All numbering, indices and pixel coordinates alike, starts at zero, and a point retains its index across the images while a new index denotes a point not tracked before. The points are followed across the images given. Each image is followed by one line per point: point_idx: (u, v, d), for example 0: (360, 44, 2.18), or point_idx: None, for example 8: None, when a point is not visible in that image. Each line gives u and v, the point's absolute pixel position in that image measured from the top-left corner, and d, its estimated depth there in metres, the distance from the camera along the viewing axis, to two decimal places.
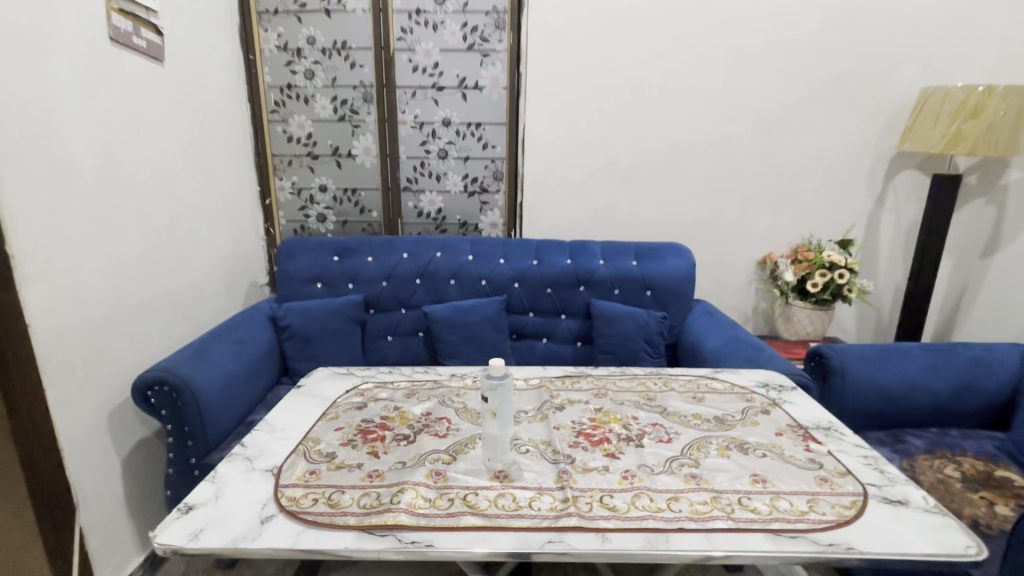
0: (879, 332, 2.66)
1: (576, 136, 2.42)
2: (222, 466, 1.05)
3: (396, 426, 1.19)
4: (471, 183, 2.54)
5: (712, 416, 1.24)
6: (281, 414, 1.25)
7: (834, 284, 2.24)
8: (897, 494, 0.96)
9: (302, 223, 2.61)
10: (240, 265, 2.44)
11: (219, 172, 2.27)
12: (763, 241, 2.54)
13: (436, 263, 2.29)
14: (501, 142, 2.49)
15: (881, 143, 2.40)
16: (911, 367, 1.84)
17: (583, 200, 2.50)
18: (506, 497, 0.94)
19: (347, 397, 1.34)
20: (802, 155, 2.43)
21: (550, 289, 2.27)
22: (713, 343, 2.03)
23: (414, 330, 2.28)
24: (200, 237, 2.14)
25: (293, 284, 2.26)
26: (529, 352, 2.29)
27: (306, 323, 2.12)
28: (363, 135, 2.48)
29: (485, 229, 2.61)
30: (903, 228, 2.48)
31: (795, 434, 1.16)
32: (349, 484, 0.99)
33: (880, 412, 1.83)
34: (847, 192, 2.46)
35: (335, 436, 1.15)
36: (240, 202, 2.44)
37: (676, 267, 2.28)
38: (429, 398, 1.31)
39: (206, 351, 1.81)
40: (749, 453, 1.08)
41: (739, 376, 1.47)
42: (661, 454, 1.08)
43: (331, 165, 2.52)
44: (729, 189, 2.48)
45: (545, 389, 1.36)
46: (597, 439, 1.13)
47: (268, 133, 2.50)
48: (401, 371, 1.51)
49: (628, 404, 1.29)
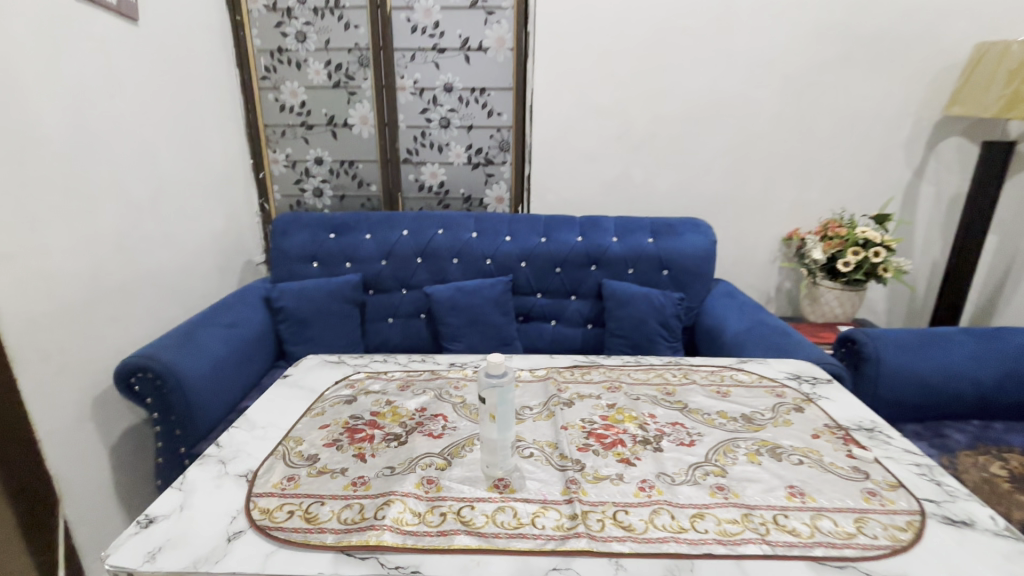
0: (912, 314, 2.49)
1: (588, 101, 2.23)
2: (192, 470, 0.95)
3: (387, 423, 1.08)
4: (475, 154, 2.37)
5: (738, 414, 1.11)
6: (262, 409, 1.14)
7: (868, 262, 2.06)
8: (959, 513, 0.83)
9: (298, 198, 2.47)
10: (234, 243, 2.32)
11: (207, 145, 2.14)
12: (790, 216, 2.36)
13: (437, 240, 2.16)
14: (507, 110, 2.31)
15: (925, 107, 2.18)
16: (953, 355, 1.69)
17: (595, 172, 2.33)
18: (505, 513, 0.83)
19: (336, 389, 1.22)
20: (836, 121, 2.22)
21: (559, 268, 2.13)
22: (734, 327, 1.89)
23: (415, 312, 2.17)
24: (188, 214, 2.02)
25: (288, 263, 2.15)
26: (537, 335, 2.16)
27: (301, 304, 2.00)
28: (359, 103, 2.32)
29: (491, 204, 2.45)
30: (944, 201, 2.28)
31: (835, 437, 1.03)
32: (329, 494, 0.88)
33: (917, 403, 1.69)
34: (885, 163, 2.26)
35: (318, 435, 1.04)
36: (232, 177, 2.31)
37: (695, 245, 2.12)
38: (424, 391, 1.20)
39: (194, 335, 1.71)
40: (784, 460, 0.95)
41: (766, 367, 1.33)
42: (682, 460, 0.95)
43: (326, 136, 2.37)
44: (754, 159, 2.29)
45: (552, 381, 1.23)
46: (609, 442, 1.00)
47: (259, 102, 2.35)
48: (396, 359, 1.39)
49: (644, 399, 1.16)
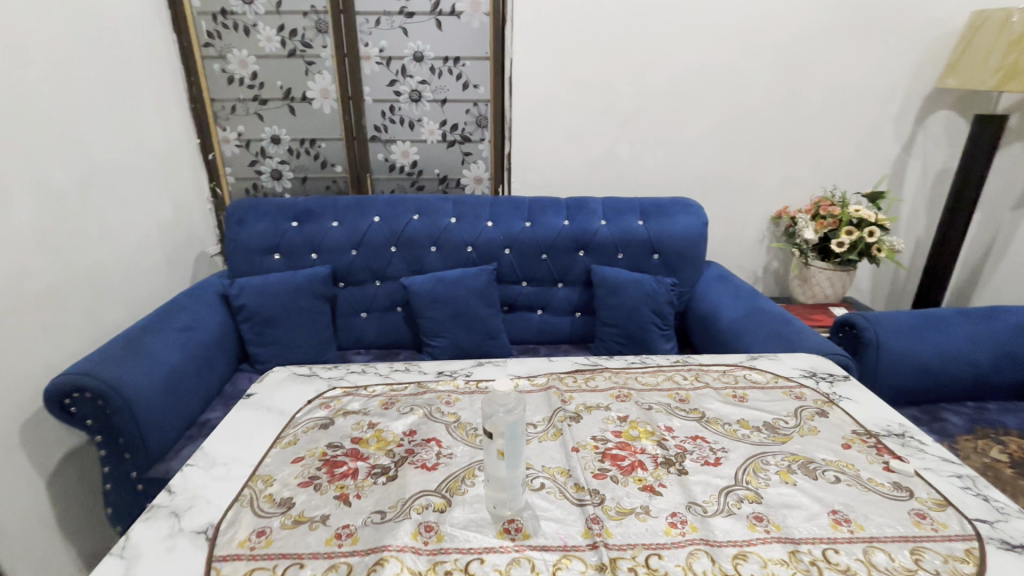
0: (895, 291, 2.48)
1: (572, 72, 2.06)
2: (138, 527, 0.79)
3: (372, 453, 0.94)
4: (450, 131, 2.18)
5: (761, 422, 1.01)
6: (222, 441, 0.98)
7: (862, 242, 2.01)
8: (1016, 536, 0.76)
9: (254, 181, 2.23)
10: (184, 234, 2.08)
11: (144, 123, 1.87)
12: (781, 193, 2.28)
13: (413, 227, 1.98)
14: (484, 82, 2.12)
15: (917, 79, 2.10)
16: (951, 338, 1.65)
17: (579, 150, 2.18)
18: (521, 567, 0.71)
19: (308, 411, 1.07)
20: (829, 94, 2.13)
21: (545, 255, 1.99)
22: (730, 314, 1.81)
23: (392, 305, 2.00)
24: (127, 203, 1.77)
25: (247, 255, 1.93)
26: (523, 326, 2.04)
27: (264, 302, 1.81)
28: (318, 74, 2.08)
29: (469, 184, 2.28)
30: (931, 176, 2.24)
31: (866, 445, 0.95)
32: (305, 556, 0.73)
33: (915, 387, 1.65)
34: (876, 138, 2.19)
35: (291, 473, 0.89)
36: (176, 159, 2.05)
37: (687, 227, 2.01)
38: (411, 410, 1.06)
39: (142, 342, 1.50)
40: (820, 479, 0.86)
41: (779, 364, 1.25)
42: (711, 484, 0.85)
43: (283, 112, 2.13)
44: (745, 135, 2.18)
45: (554, 391, 1.11)
46: (627, 465, 0.89)
47: (203, 72, 2.07)
48: (376, 369, 1.24)
49: (658, 409, 1.05)
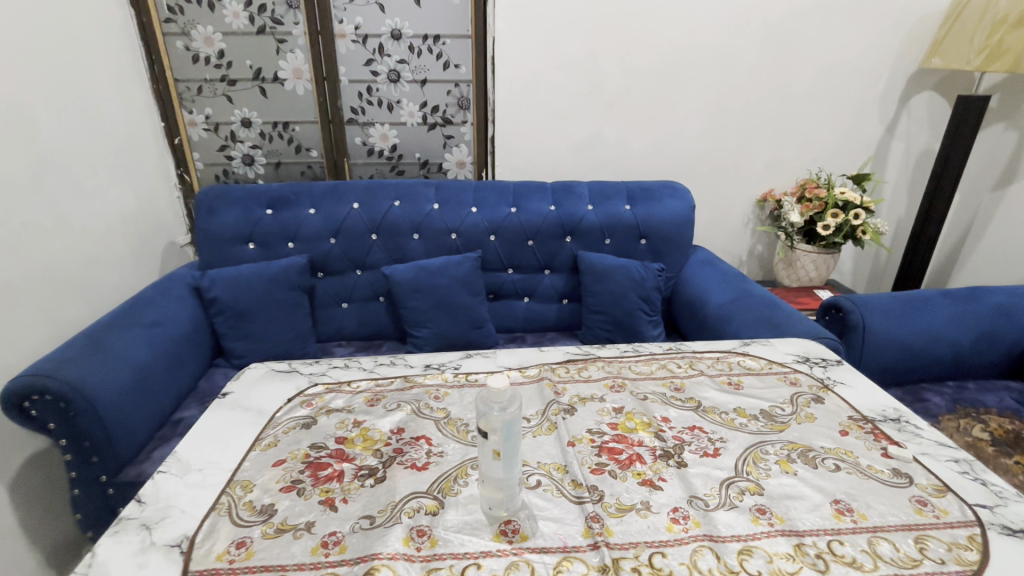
0: (876, 273, 2.50)
1: (557, 51, 1.99)
2: (105, 543, 0.73)
3: (358, 454, 0.89)
4: (431, 113, 2.10)
5: (758, 410, 0.99)
6: (196, 445, 0.92)
7: (848, 225, 2.01)
8: (1017, 521, 0.76)
9: (224, 166, 2.12)
10: (150, 223, 1.97)
11: (101, 104, 1.75)
12: (766, 176, 2.26)
13: (394, 213, 1.91)
14: (466, 61, 2.04)
15: (901, 59, 2.10)
16: (935, 319, 1.66)
17: (564, 132, 2.12)
18: (521, 572, 0.68)
19: (289, 410, 1.01)
20: (815, 75, 2.10)
21: (531, 241, 1.95)
22: (718, 298, 1.80)
23: (373, 295, 1.94)
24: (86, 191, 1.66)
25: (219, 245, 1.84)
26: (509, 314, 2.00)
27: (238, 294, 1.73)
28: (291, 53, 1.98)
29: (451, 169, 2.20)
30: (913, 158, 2.25)
31: (864, 431, 0.94)
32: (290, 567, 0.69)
33: (899, 369, 1.66)
34: (860, 120, 2.19)
35: (273, 477, 0.84)
36: (139, 143, 1.93)
37: (674, 211, 1.99)
38: (398, 406, 1.01)
39: (107, 339, 1.42)
40: (820, 467, 0.85)
41: (772, 350, 1.23)
42: (711, 477, 0.83)
43: (254, 93, 2.02)
44: (731, 118, 2.15)
45: (546, 383, 1.08)
46: (625, 459, 0.86)
47: (164, 50, 1.94)
48: (360, 364, 1.18)
49: (653, 399, 1.02)
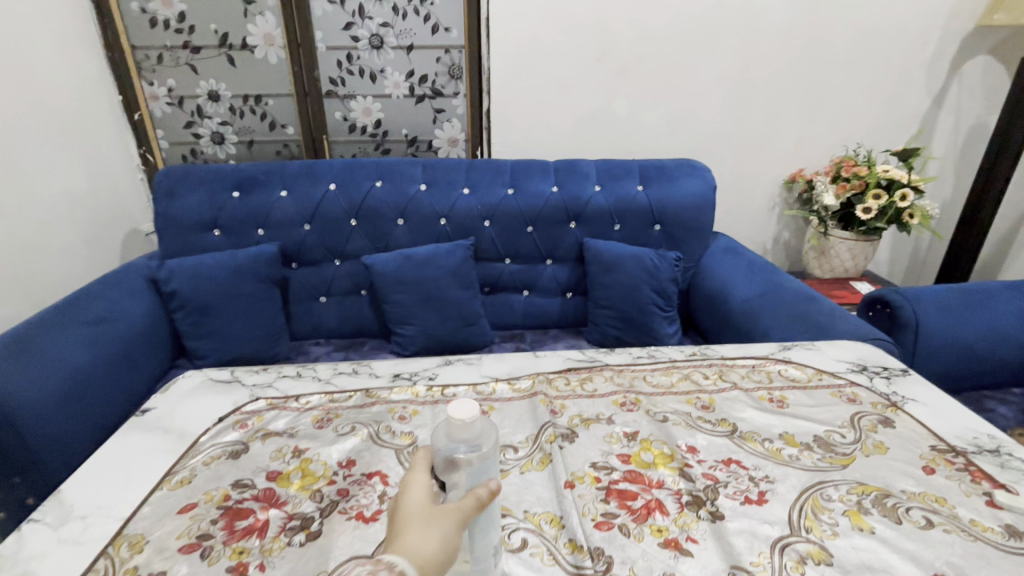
0: (915, 263, 2.25)
1: (560, 12, 1.75)
2: None
3: (292, 497, 0.69)
4: (418, 83, 1.88)
5: (811, 437, 0.77)
6: (88, 481, 0.71)
7: (893, 208, 1.76)
8: None
9: (192, 146, 1.92)
10: (107, 208, 1.77)
11: (42, 71, 1.54)
12: (795, 154, 2.02)
13: (375, 195, 1.69)
14: (457, 24, 1.81)
15: (955, 17, 1.83)
16: (1000, 317, 1.41)
17: (569, 105, 1.89)
18: None
19: (216, 433, 0.81)
20: (855, 38, 1.85)
21: (530, 227, 1.73)
22: (742, 292, 1.57)
23: (354, 288, 1.73)
24: (24, 170, 1.46)
25: (180, 233, 1.64)
26: (507, 309, 1.79)
27: (199, 287, 1.53)
28: (260, 16, 1.76)
29: (442, 147, 1.99)
30: (963, 133, 1.99)
31: (954, 468, 0.71)
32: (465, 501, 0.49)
33: (957, 374, 1.42)
34: (905, 90, 1.93)
35: (174, 530, 0.64)
36: (92, 117, 1.72)
37: (692, 191, 1.75)
38: (352, 430, 0.80)
39: (36, 339, 1.22)
40: (905, 522, 0.63)
41: (819, 356, 1.01)
42: (758, 535, 0.61)
43: (220, 62, 1.81)
44: (758, 88, 1.90)
45: (541, 399, 0.86)
46: (641, 508, 0.65)
47: (117, 12, 1.73)
48: (315, 372, 0.98)
49: (675, 421, 0.80)
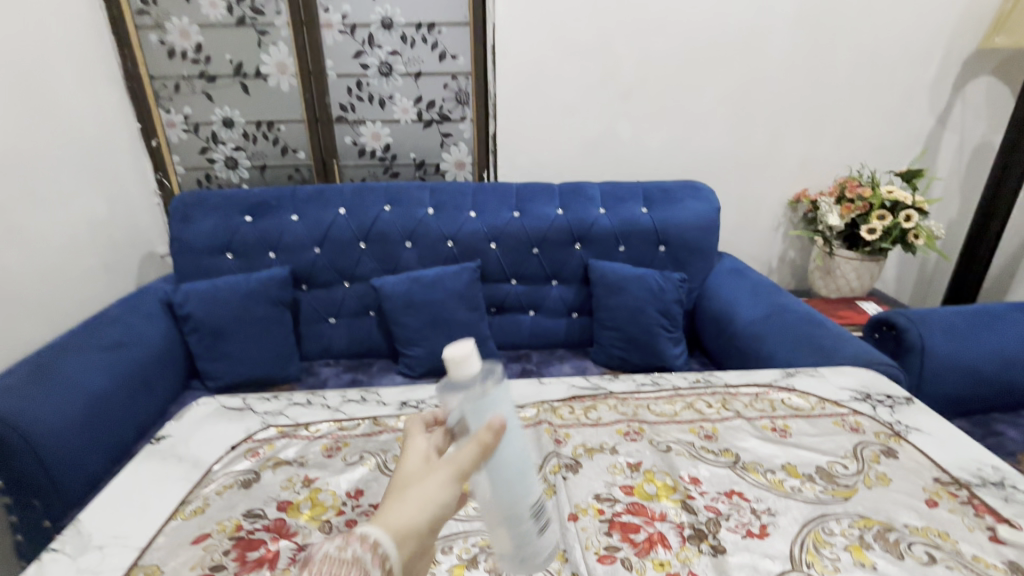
0: (923, 281, 2.24)
1: (564, 39, 1.79)
2: None
3: (302, 527, 0.71)
4: (426, 109, 1.92)
5: (813, 468, 0.78)
6: (106, 510, 0.74)
7: (898, 228, 1.77)
8: None
9: (206, 171, 1.97)
10: (125, 233, 1.82)
11: (66, 103, 1.60)
12: (799, 175, 2.03)
13: (384, 219, 1.73)
14: (463, 51, 1.86)
15: (956, 40, 1.85)
16: (1007, 339, 1.41)
17: (573, 128, 1.92)
18: None
19: (229, 461, 0.83)
20: (856, 61, 1.87)
21: (536, 249, 1.75)
22: (747, 313, 1.58)
23: (363, 310, 1.76)
24: (47, 199, 1.51)
25: (194, 258, 1.68)
26: (513, 330, 1.80)
27: (213, 310, 1.57)
28: (273, 46, 1.82)
29: (450, 170, 2.02)
30: (968, 152, 2.00)
31: (958, 501, 0.72)
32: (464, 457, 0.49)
33: (965, 397, 1.41)
34: (908, 111, 1.94)
35: (189, 560, 0.66)
36: (112, 145, 1.78)
37: (696, 213, 1.77)
38: (361, 459, 0.82)
39: (56, 364, 1.25)
40: (907, 558, 0.63)
41: (823, 383, 1.01)
42: (759, 571, 0.62)
43: (235, 90, 1.87)
44: (760, 110, 1.93)
45: (545, 428, 0.88)
46: (643, 541, 0.66)
47: (138, 45, 1.80)
48: (324, 399, 1.00)
49: (679, 451, 0.81)
